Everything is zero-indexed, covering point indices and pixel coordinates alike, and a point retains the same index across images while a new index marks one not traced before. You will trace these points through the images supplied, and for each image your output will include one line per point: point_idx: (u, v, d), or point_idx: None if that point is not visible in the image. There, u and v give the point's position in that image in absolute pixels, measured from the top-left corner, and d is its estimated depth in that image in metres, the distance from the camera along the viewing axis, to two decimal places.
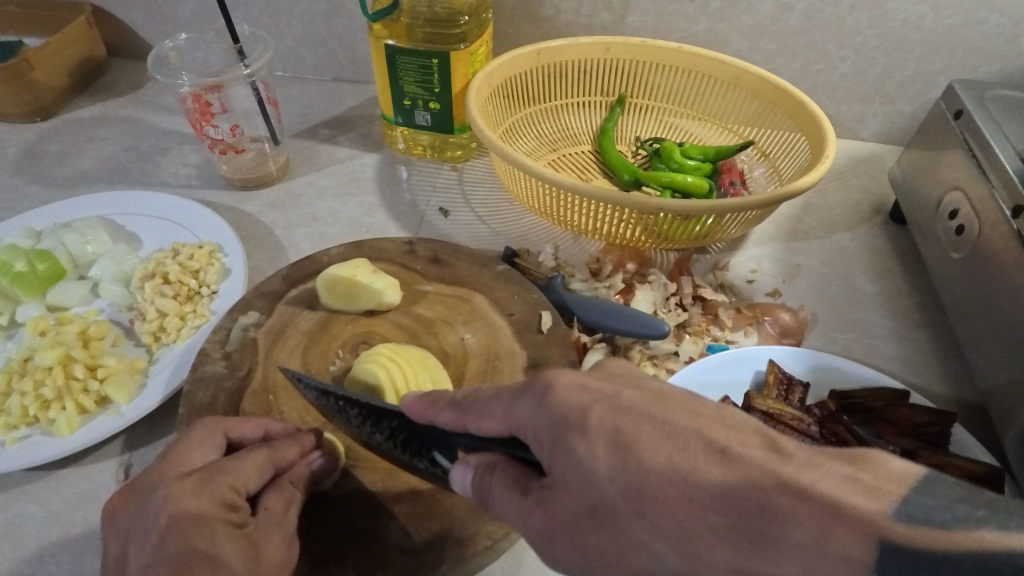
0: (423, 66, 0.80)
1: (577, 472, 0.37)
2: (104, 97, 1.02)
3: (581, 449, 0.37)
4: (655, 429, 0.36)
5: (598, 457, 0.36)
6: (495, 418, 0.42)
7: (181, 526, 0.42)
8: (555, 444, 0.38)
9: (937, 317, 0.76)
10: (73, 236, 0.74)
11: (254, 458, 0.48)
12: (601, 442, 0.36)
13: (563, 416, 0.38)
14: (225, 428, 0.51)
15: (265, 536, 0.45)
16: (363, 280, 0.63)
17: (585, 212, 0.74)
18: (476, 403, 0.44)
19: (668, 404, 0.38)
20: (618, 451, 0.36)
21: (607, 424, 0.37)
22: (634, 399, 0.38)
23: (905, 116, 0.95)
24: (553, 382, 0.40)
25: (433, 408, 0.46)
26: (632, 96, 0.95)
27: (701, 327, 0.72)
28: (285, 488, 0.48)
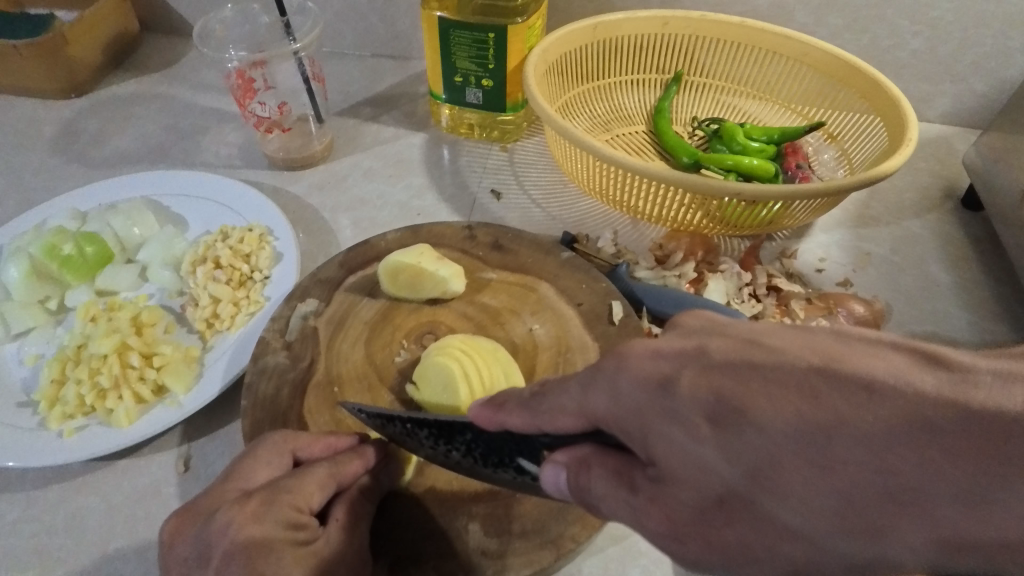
0: (478, 41, 0.76)
1: (686, 461, 0.31)
2: (138, 73, 0.99)
3: (680, 435, 0.31)
4: (764, 382, 0.30)
5: (704, 440, 0.30)
6: (569, 412, 0.37)
7: (244, 553, 0.39)
8: (647, 435, 0.33)
9: (1018, 309, 0.73)
10: (119, 218, 0.71)
11: (316, 475, 0.45)
12: (700, 418, 0.31)
13: (639, 405, 0.33)
14: (292, 446, 0.48)
15: (336, 554, 0.43)
16: (428, 268, 0.60)
17: (650, 195, 0.70)
18: (551, 395, 0.39)
19: (768, 345, 0.31)
20: (727, 425, 0.30)
21: (703, 390, 0.31)
22: (723, 351, 0.32)
23: (976, 96, 0.90)
24: (625, 355, 0.35)
25: (501, 410, 0.41)
26: (689, 73, 0.91)
27: (775, 319, 0.69)
28: (354, 502, 0.46)
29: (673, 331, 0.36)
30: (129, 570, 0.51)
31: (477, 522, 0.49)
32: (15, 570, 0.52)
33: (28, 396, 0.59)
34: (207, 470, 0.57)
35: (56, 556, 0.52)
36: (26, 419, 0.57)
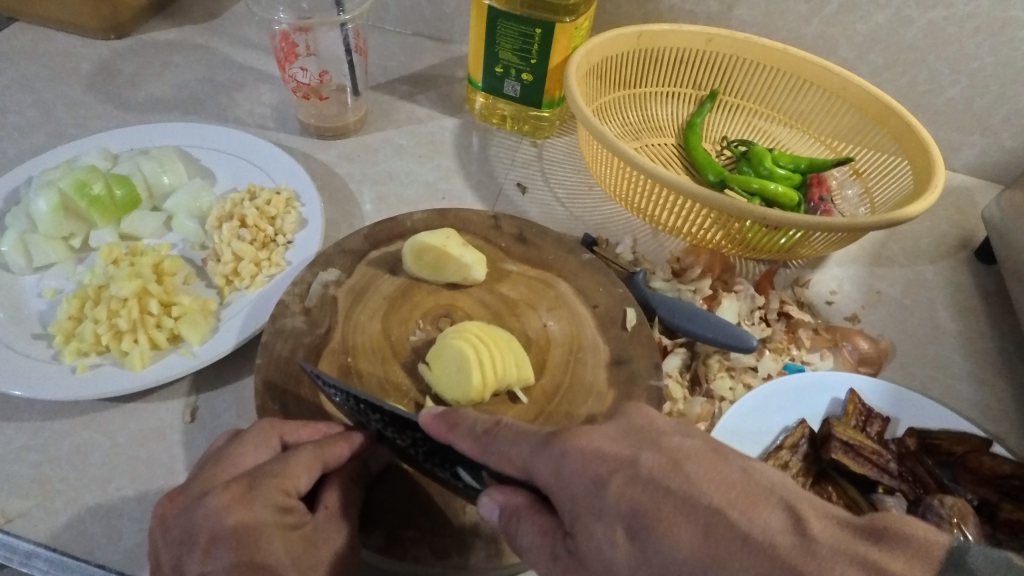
0: (524, 34, 0.77)
1: (597, 554, 0.35)
2: (180, 22, 0.99)
3: (601, 532, 0.35)
4: (682, 506, 0.33)
5: (619, 545, 0.34)
6: (512, 465, 0.39)
7: (231, 538, 0.40)
8: (575, 519, 0.36)
9: (1019, 364, 0.74)
10: (150, 164, 0.72)
11: (301, 458, 0.45)
12: (619, 524, 0.34)
13: (576, 492, 0.36)
14: (279, 431, 0.48)
15: (323, 537, 0.44)
16: (453, 251, 0.61)
17: (674, 208, 0.71)
18: (500, 440, 0.40)
19: (696, 471, 0.35)
20: (636, 538, 0.33)
21: (624, 501, 0.34)
22: (655, 465, 0.35)
23: (1003, 151, 0.91)
24: (569, 446, 0.37)
25: (453, 432, 0.42)
26: (725, 93, 0.91)
27: (783, 344, 0.70)
28: (344, 486, 0.47)
29: (620, 424, 0.39)
30: (127, 509, 0.52)
31: (476, 506, 0.50)
32: (17, 496, 0.52)
33: (44, 328, 0.60)
34: (213, 422, 0.58)
35: (57, 487, 0.53)
36: (41, 351, 0.58)
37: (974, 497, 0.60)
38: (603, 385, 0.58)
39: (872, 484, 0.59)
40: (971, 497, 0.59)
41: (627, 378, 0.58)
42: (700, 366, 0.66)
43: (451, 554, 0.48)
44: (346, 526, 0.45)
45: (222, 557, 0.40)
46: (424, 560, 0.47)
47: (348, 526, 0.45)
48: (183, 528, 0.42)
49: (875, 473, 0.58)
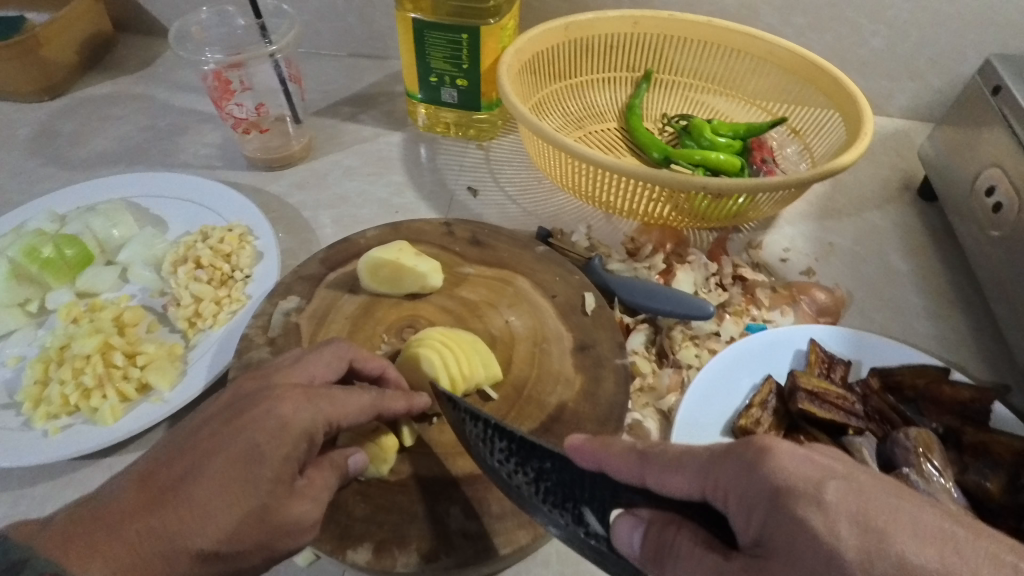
0: (453, 42, 0.78)
1: (813, 547, 0.30)
2: (114, 74, 0.99)
3: (817, 521, 0.31)
4: (911, 521, 0.30)
5: (842, 534, 0.30)
6: (684, 473, 0.36)
7: (262, 424, 0.44)
8: (773, 512, 0.32)
9: (972, 294, 0.77)
10: (99, 219, 0.72)
11: (360, 399, 0.49)
12: (842, 517, 0.30)
13: (790, 482, 0.32)
14: (355, 360, 0.54)
15: (300, 490, 0.44)
16: (408, 263, 0.62)
17: (621, 190, 0.73)
18: (664, 454, 0.37)
19: (914, 499, 0.31)
20: (866, 533, 0.30)
21: (850, 503, 0.31)
22: (872, 482, 0.32)
23: (933, 91, 0.94)
24: (766, 445, 0.34)
25: (606, 449, 0.39)
26: (659, 71, 0.93)
27: (742, 307, 0.72)
28: (325, 468, 0.47)
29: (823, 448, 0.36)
30: None
31: (459, 507, 0.51)
32: None
33: (11, 398, 0.60)
34: None
35: None
36: (11, 420, 0.58)
37: (939, 425, 0.62)
38: (571, 371, 0.59)
39: (842, 429, 0.60)
40: (936, 425, 0.62)
41: (593, 362, 0.60)
42: (664, 339, 0.67)
43: (440, 557, 0.48)
44: (320, 497, 0.45)
45: (232, 438, 0.43)
46: (413, 567, 0.48)
47: (320, 499, 0.45)
48: (242, 401, 0.47)
49: (842, 418, 0.59)
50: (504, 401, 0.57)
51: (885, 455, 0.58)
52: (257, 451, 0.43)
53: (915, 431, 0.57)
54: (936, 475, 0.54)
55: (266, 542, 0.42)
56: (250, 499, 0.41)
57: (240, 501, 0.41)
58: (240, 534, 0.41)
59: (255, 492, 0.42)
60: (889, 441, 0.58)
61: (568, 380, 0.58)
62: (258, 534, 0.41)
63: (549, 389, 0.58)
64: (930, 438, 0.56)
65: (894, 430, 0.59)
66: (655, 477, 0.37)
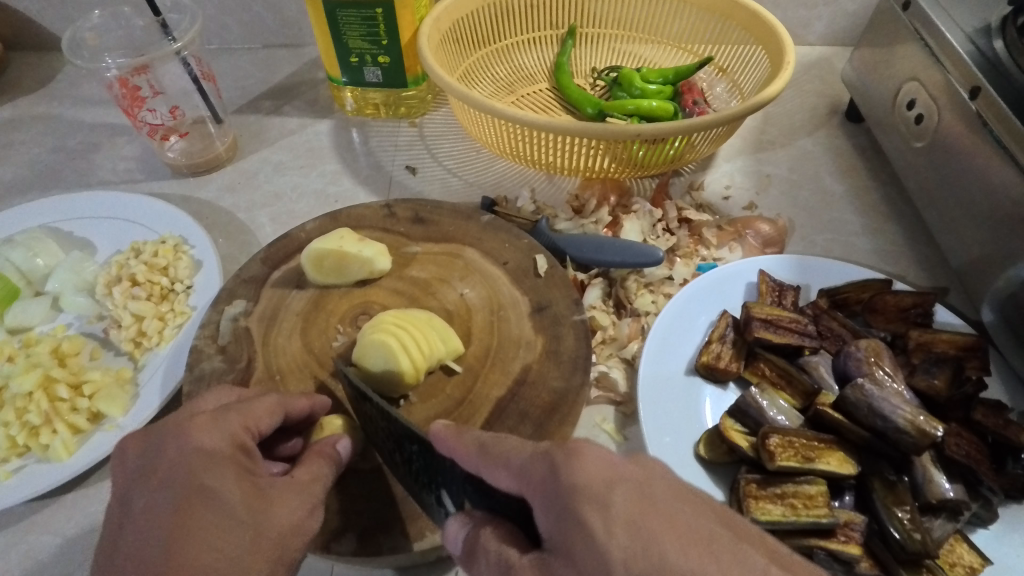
0: (367, 18, 0.76)
1: (587, 545, 0.30)
2: (12, 97, 0.93)
3: (597, 524, 0.31)
4: (683, 525, 0.30)
5: (615, 535, 0.30)
6: (511, 471, 0.36)
7: (189, 458, 0.39)
8: (563, 512, 0.32)
9: (903, 206, 0.80)
10: (18, 251, 0.68)
11: (265, 402, 0.46)
12: (618, 521, 0.30)
13: (585, 483, 0.32)
14: (239, 388, 0.50)
15: (278, 493, 0.41)
16: (351, 250, 0.61)
17: (558, 148, 0.73)
18: (501, 446, 0.37)
19: (699, 507, 0.32)
20: (637, 535, 0.30)
21: (630, 506, 0.31)
22: (664, 488, 0.33)
23: (848, 15, 0.95)
24: (580, 447, 0.34)
25: (457, 441, 0.39)
26: (583, 26, 0.93)
27: (691, 248, 0.73)
28: (314, 462, 0.45)
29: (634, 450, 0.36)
30: None
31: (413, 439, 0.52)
32: None
33: None
34: None
35: None
36: None
37: (886, 333, 0.64)
38: (531, 333, 0.59)
39: (797, 350, 0.62)
40: (884, 334, 0.64)
41: (551, 321, 0.60)
42: (620, 291, 0.68)
43: (422, 536, 0.48)
44: (310, 492, 0.43)
45: (164, 490, 0.38)
46: (401, 548, 0.48)
47: (312, 494, 0.43)
48: (149, 450, 0.41)
49: (796, 340, 0.61)
50: (469, 373, 0.57)
51: (839, 369, 0.60)
52: (203, 486, 0.38)
53: (864, 341, 0.60)
54: (890, 380, 0.56)
55: (280, 559, 0.38)
56: (236, 524, 0.38)
57: (228, 532, 0.37)
58: (252, 562, 0.37)
59: (234, 516, 0.38)
60: (842, 355, 0.60)
61: (530, 343, 0.58)
62: (266, 550, 0.38)
63: (512, 354, 0.58)
64: (878, 346, 0.59)
65: (847, 344, 0.61)
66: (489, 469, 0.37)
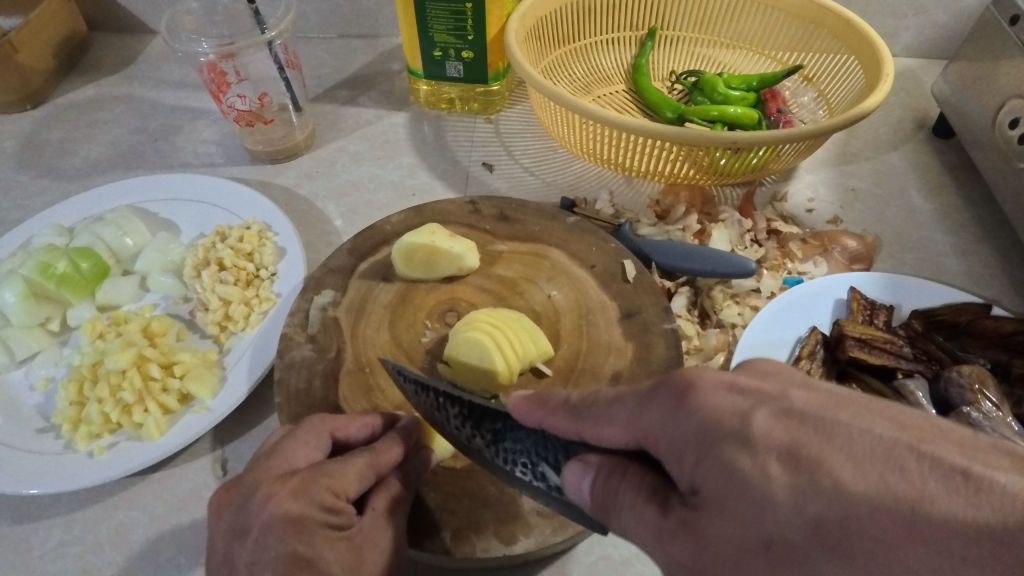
0: (456, 12, 0.75)
1: (743, 491, 0.28)
2: (95, 76, 0.94)
3: (746, 465, 0.29)
4: (843, 441, 0.27)
5: (772, 474, 0.28)
6: (618, 425, 0.35)
7: (281, 530, 0.40)
8: (702, 455, 0.30)
9: (996, 227, 0.77)
10: (109, 228, 0.69)
11: (356, 464, 0.45)
12: (769, 454, 0.28)
13: (715, 422, 0.30)
14: (330, 427, 0.48)
15: (368, 539, 0.43)
16: (443, 245, 0.60)
17: (640, 151, 0.71)
18: (596, 408, 0.36)
19: (854, 412, 0.29)
20: (796, 468, 0.28)
21: (779, 433, 0.29)
22: (809, 402, 0.30)
23: (937, 27, 0.92)
24: (693, 380, 0.32)
25: (543, 409, 0.39)
26: (663, 28, 0.91)
27: (778, 261, 0.72)
28: (393, 486, 0.47)
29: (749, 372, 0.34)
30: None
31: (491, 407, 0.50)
32: None
33: (47, 421, 0.58)
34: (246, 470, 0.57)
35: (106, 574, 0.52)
36: (51, 444, 0.56)
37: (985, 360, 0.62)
38: (621, 340, 0.58)
39: (890, 372, 0.60)
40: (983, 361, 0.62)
41: (641, 328, 0.59)
42: (705, 300, 0.67)
43: (515, 539, 0.47)
44: (393, 527, 0.45)
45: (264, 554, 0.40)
46: (494, 550, 0.47)
47: (395, 528, 0.45)
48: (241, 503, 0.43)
49: (892, 361, 0.59)
50: (559, 376, 0.56)
51: (938, 394, 0.58)
52: (299, 556, 0.39)
53: (966, 367, 0.57)
54: (995, 410, 0.54)
55: None
56: None
57: None
58: None
59: None
60: (940, 380, 0.58)
61: (619, 350, 0.57)
62: None
63: (602, 359, 0.57)
64: (982, 373, 0.56)
65: (946, 369, 0.59)
66: (594, 433, 0.36)
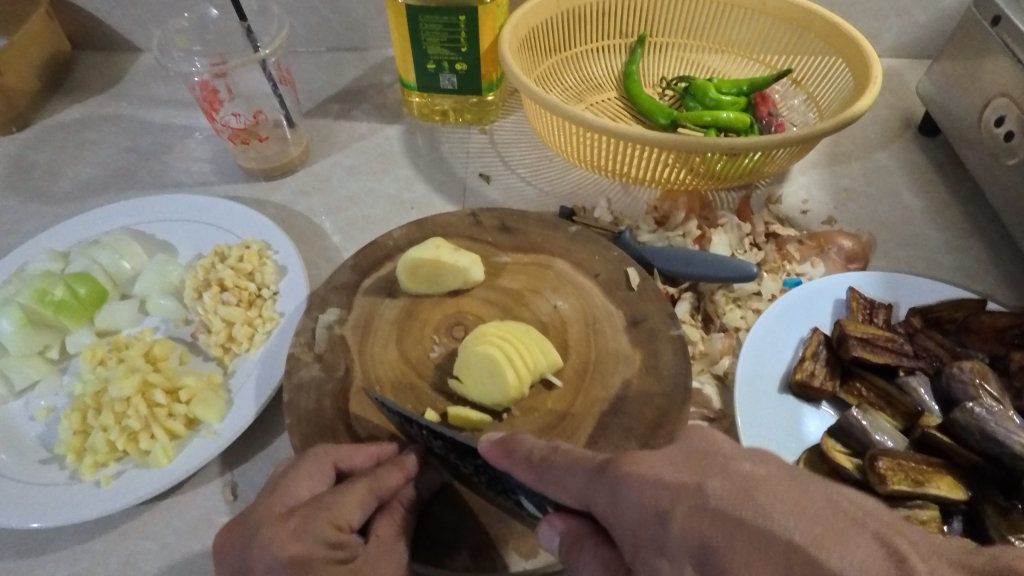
0: (449, 25, 0.75)
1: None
2: (81, 97, 0.93)
3: (665, 566, 0.32)
4: (746, 538, 0.29)
5: (684, 574, 0.31)
6: (570, 492, 0.38)
7: (284, 571, 0.38)
8: (638, 548, 0.33)
9: (985, 223, 0.78)
10: (105, 252, 0.68)
11: (355, 491, 0.44)
12: (684, 558, 0.31)
13: (641, 513, 0.33)
14: (334, 458, 0.47)
15: (375, 564, 0.42)
16: (447, 259, 0.60)
17: (637, 159, 0.72)
18: (556, 468, 0.38)
19: (759, 502, 0.31)
20: (706, 568, 0.30)
21: (692, 536, 0.31)
22: (722, 494, 0.31)
23: (919, 27, 0.94)
24: (625, 472, 0.35)
25: (512, 459, 0.40)
26: (652, 34, 0.92)
27: (777, 263, 0.73)
28: (396, 512, 0.46)
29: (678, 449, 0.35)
30: None
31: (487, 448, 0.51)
32: None
33: (50, 451, 0.57)
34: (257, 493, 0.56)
35: None
36: (55, 475, 0.55)
37: (984, 354, 0.63)
38: (629, 348, 0.58)
39: (893, 370, 0.61)
40: (981, 355, 0.63)
41: (648, 335, 0.59)
42: (708, 304, 0.68)
43: (537, 552, 0.47)
44: (399, 552, 0.44)
45: None
46: (515, 564, 0.47)
47: (401, 553, 0.44)
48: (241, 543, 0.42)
49: (894, 359, 0.60)
50: (570, 386, 0.56)
51: (941, 390, 0.59)
52: None
53: (967, 362, 0.58)
54: (997, 402, 0.55)
55: None
56: None
57: None
58: None
59: None
60: (943, 376, 0.59)
61: (628, 358, 0.58)
62: None
63: (611, 368, 0.57)
64: (983, 367, 0.57)
65: (948, 364, 0.60)
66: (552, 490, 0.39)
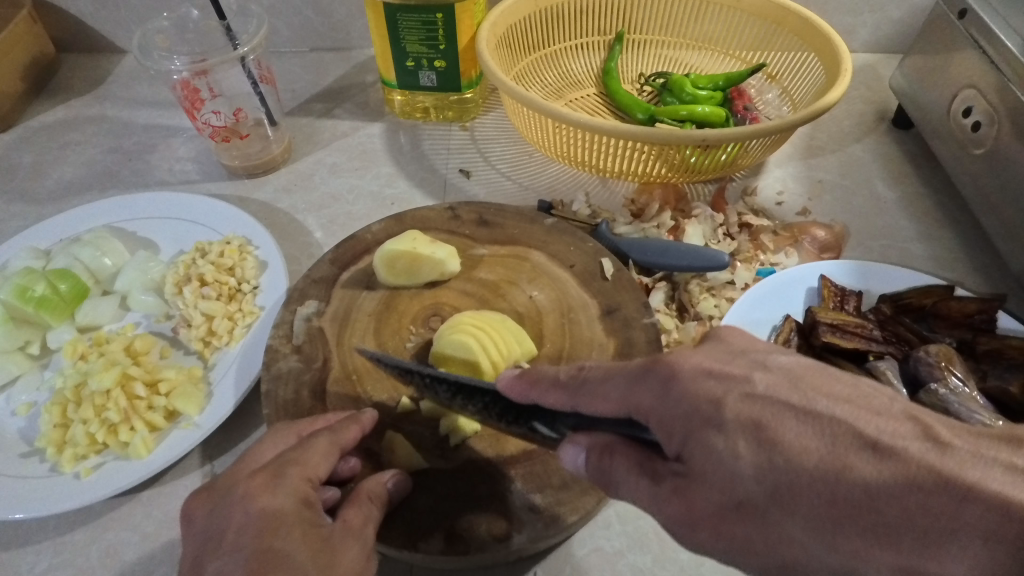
0: (427, 22, 0.76)
1: (719, 469, 0.33)
2: (64, 98, 0.93)
3: (722, 446, 0.33)
4: (796, 416, 0.32)
5: (742, 455, 0.32)
6: (609, 401, 0.38)
7: (257, 526, 0.40)
8: (687, 436, 0.34)
9: (956, 212, 0.80)
10: (88, 250, 0.69)
11: (318, 444, 0.46)
12: (740, 436, 0.32)
13: (694, 404, 0.34)
14: (296, 428, 0.49)
15: (340, 546, 0.41)
16: (424, 251, 0.61)
17: (614, 153, 0.73)
18: (591, 382, 0.39)
19: (811, 386, 0.33)
20: (760, 446, 0.32)
21: (746, 414, 0.33)
22: (768, 383, 0.34)
23: (893, 22, 0.96)
24: (675, 366, 0.35)
25: (536, 387, 0.42)
26: (630, 31, 0.93)
27: (751, 253, 0.74)
28: (364, 503, 0.45)
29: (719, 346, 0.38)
30: None
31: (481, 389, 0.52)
32: None
33: (30, 445, 0.57)
34: None
35: None
36: (35, 468, 0.55)
37: (952, 339, 0.64)
38: (602, 337, 0.59)
39: (863, 355, 0.62)
40: (949, 340, 0.64)
41: (622, 324, 0.60)
42: (683, 294, 0.69)
43: (510, 535, 0.48)
44: (366, 539, 0.43)
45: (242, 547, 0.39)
46: (488, 548, 0.48)
47: (368, 541, 0.43)
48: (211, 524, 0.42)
49: (864, 345, 0.62)
50: None
51: (909, 374, 0.60)
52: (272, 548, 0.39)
53: (934, 347, 0.59)
54: (961, 385, 0.56)
55: None
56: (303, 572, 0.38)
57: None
58: None
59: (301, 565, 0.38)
60: (911, 360, 0.60)
61: (601, 346, 0.59)
62: None
63: (585, 356, 0.58)
64: (949, 351, 0.59)
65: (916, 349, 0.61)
66: (587, 405, 0.39)
